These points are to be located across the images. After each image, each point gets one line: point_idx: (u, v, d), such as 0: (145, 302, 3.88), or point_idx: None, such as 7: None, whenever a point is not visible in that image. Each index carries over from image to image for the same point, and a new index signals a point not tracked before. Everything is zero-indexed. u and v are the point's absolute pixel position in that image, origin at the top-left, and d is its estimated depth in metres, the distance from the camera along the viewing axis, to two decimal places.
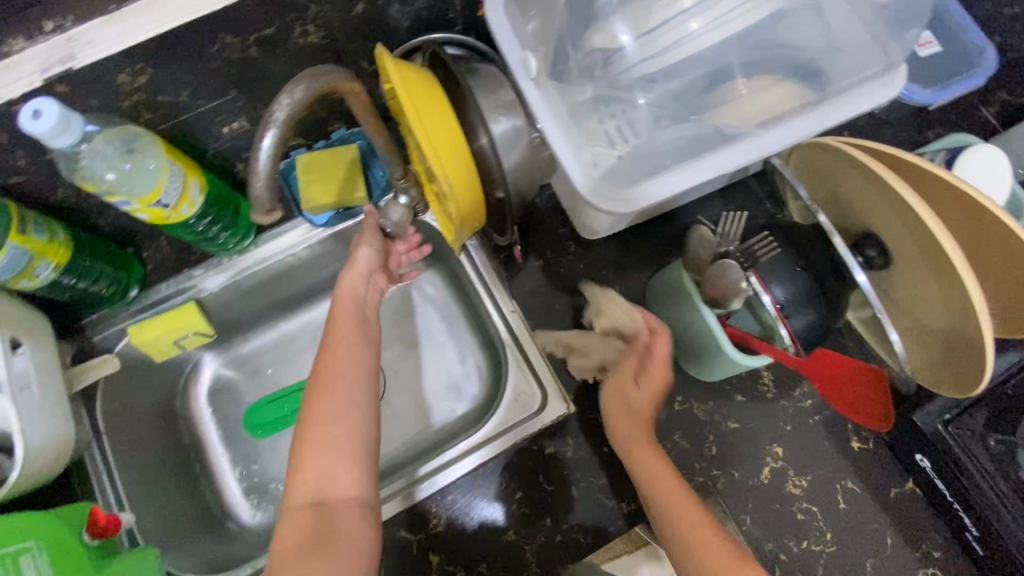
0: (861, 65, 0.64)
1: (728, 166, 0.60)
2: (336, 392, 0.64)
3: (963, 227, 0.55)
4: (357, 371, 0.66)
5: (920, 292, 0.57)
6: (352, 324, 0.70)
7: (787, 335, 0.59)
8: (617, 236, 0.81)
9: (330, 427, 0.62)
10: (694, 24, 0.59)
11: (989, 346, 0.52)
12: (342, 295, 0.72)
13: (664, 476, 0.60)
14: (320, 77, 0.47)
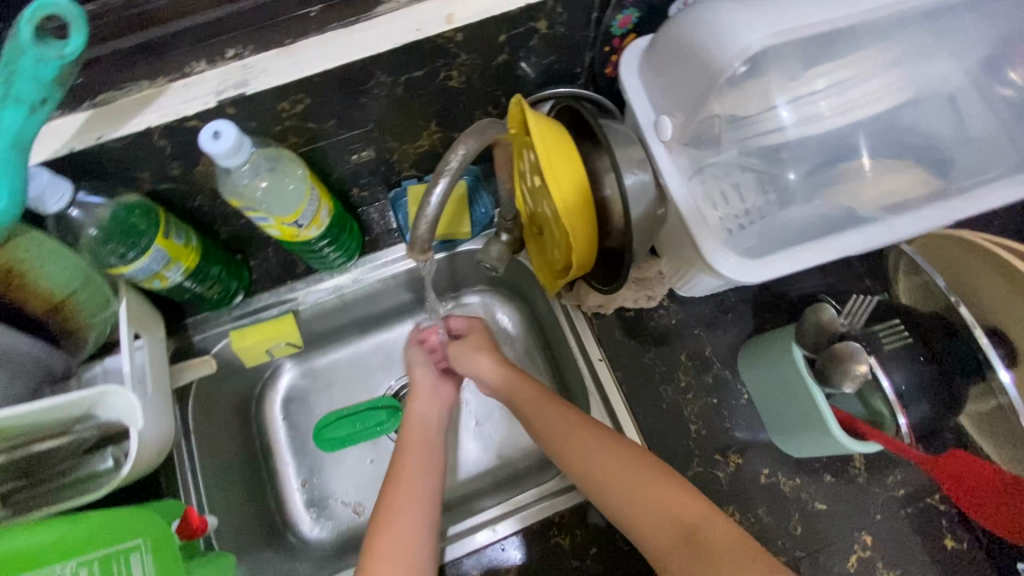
0: (993, 160, 0.64)
1: (858, 248, 0.60)
2: (401, 518, 0.66)
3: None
4: (422, 498, 0.69)
5: None
6: (418, 444, 0.75)
7: (904, 426, 0.58)
8: (711, 297, 0.80)
9: (397, 541, 0.64)
10: (824, 104, 0.61)
11: None
12: (415, 418, 0.79)
13: (569, 423, 0.69)
14: (488, 130, 0.50)
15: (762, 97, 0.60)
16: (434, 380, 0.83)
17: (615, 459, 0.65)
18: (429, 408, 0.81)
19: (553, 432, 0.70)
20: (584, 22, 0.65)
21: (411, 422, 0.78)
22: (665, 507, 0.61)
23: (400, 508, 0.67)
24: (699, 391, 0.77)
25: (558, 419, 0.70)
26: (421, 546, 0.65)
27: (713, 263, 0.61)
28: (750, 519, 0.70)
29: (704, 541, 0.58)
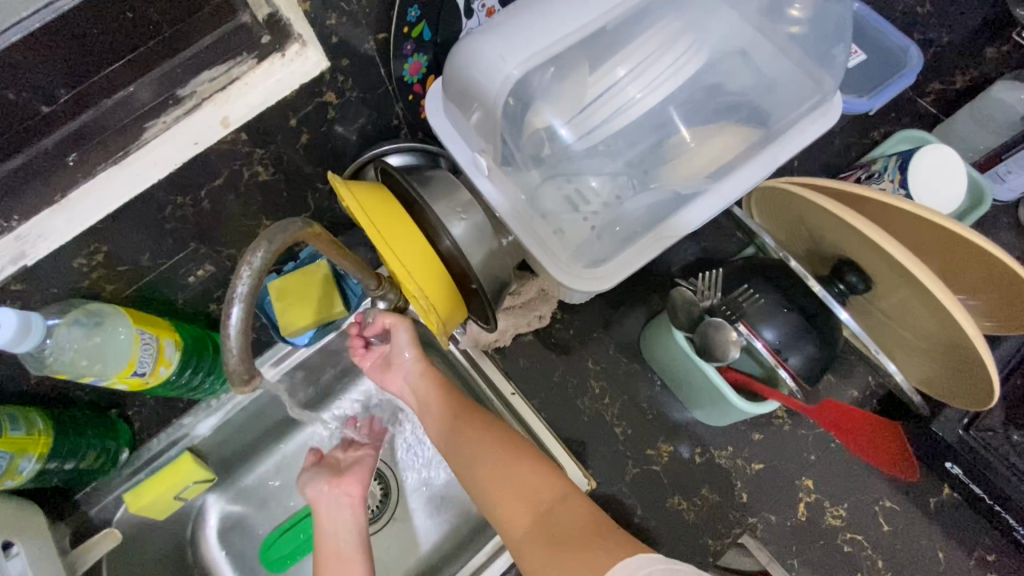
0: (799, 96, 0.65)
1: (692, 225, 0.62)
2: None
3: (936, 246, 0.55)
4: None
5: (909, 309, 0.57)
6: (344, 511, 0.71)
7: (789, 377, 0.58)
8: (601, 296, 0.80)
9: None
10: (632, 91, 0.62)
11: (992, 366, 0.51)
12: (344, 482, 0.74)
13: (452, 431, 0.68)
14: (280, 233, 0.46)
15: (567, 104, 0.62)
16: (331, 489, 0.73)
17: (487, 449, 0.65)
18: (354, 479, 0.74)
19: (458, 452, 0.67)
20: (375, 80, 0.64)
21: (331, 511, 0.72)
22: (522, 481, 0.61)
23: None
24: (614, 392, 0.76)
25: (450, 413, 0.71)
26: None
27: (572, 286, 0.61)
28: (697, 503, 0.70)
29: (556, 520, 0.57)
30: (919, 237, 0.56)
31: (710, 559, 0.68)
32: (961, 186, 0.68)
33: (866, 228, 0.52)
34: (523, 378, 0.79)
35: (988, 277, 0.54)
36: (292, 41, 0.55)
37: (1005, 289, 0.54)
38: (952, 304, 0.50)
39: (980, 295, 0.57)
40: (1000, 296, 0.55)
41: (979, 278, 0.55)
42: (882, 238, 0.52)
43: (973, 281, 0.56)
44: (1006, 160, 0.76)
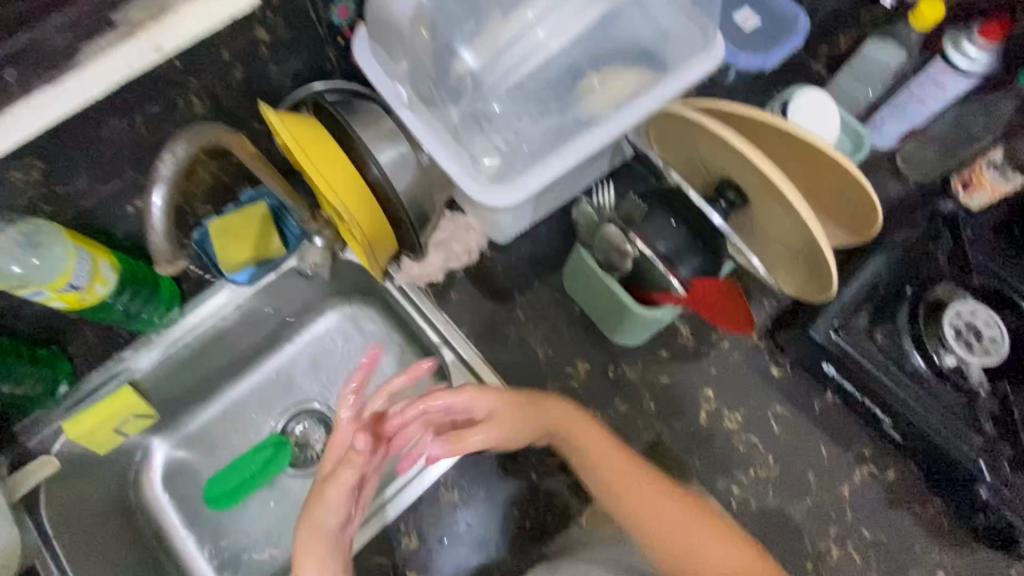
0: (688, 42, 0.73)
1: (591, 146, 0.69)
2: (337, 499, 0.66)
3: (794, 157, 0.63)
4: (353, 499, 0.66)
5: (773, 217, 0.64)
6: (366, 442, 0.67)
7: (678, 283, 0.65)
8: (527, 234, 0.86)
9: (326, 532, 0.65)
10: (541, 34, 0.69)
11: (830, 258, 0.59)
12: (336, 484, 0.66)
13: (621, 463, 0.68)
14: (201, 133, 0.51)
15: (489, 44, 0.68)
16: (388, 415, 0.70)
17: (660, 503, 0.66)
18: (338, 506, 0.65)
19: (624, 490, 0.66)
20: (306, 22, 0.69)
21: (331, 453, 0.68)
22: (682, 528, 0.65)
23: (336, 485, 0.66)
24: (538, 320, 0.83)
25: (588, 448, 0.69)
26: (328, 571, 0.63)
27: (479, 202, 0.67)
28: (609, 413, 0.77)
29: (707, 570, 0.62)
30: (780, 151, 0.63)
31: None
32: (835, 126, 0.78)
33: (731, 138, 0.59)
34: (454, 310, 0.84)
35: (835, 183, 0.62)
36: None
37: (849, 194, 0.62)
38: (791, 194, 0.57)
39: (835, 203, 0.65)
40: (846, 200, 0.63)
41: (831, 186, 0.63)
42: (743, 146, 0.59)
43: (828, 190, 0.64)
44: (881, 111, 0.85)
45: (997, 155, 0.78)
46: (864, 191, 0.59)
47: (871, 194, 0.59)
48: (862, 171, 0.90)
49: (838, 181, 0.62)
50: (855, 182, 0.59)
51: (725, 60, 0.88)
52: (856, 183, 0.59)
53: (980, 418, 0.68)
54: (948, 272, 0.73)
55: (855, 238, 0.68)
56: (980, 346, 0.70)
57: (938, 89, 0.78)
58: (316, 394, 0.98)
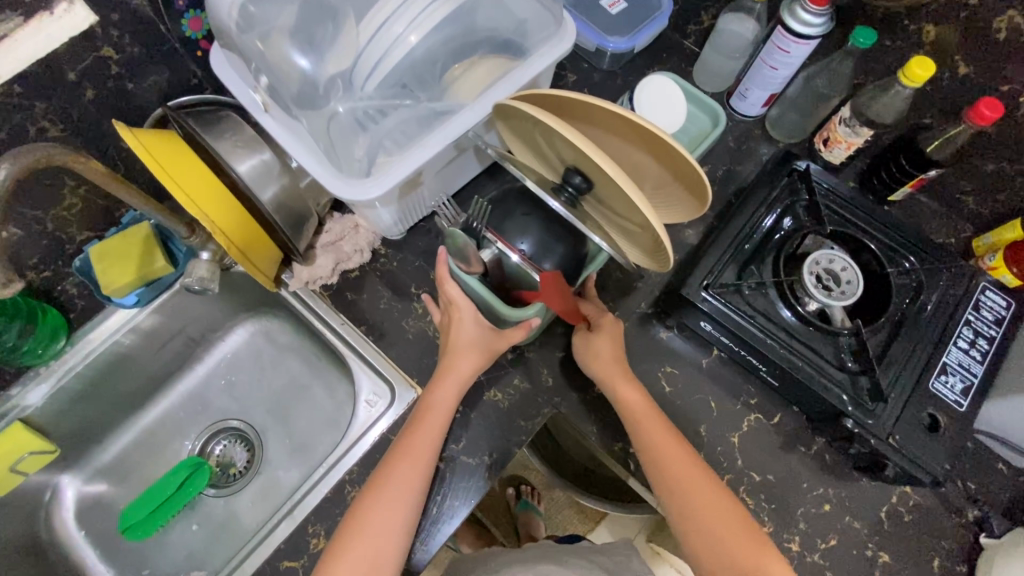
0: (544, 29, 0.76)
1: (453, 133, 0.70)
2: (402, 469, 0.68)
3: (627, 132, 0.62)
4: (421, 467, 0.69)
5: (606, 193, 0.60)
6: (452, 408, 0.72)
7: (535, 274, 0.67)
8: (419, 228, 0.87)
9: (399, 486, 0.67)
10: (396, 25, 0.68)
11: (654, 221, 0.54)
12: (431, 426, 0.71)
13: (698, 478, 0.68)
14: (30, 151, 0.51)
15: (349, 45, 0.69)
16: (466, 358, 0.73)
17: (690, 473, 0.68)
18: (418, 464, 0.69)
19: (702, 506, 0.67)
20: (155, 36, 0.69)
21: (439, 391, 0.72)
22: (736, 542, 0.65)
23: (417, 444, 0.70)
24: None
25: (648, 419, 0.70)
26: (394, 534, 0.66)
27: (339, 195, 0.68)
28: (509, 392, 0.79)
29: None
30: (614, 128, 0.63)
31: (523, 437, 0.78)
32: (682, 102, 0.81)
33: (543, 116, 0.57)
34: (352, 310, 0.84)
35: (668, 152, 0.61)
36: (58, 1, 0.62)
37: (679, 164, 0.62)
38: (594, 156, 0.54)
39: (677, 175, 0.65)
40: (682, 171, 0.63)
41: (666, 159, 0.63)
42: (554, 122, 0.56)
43: (668, 162, 0.63)
44: (744, 81, 0.90)
45: (845, 112, 0.83)
46: (684, 157, 0.59)
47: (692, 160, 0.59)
48: (735, 138, 0.95)
49: (667, 152, 0.61)
50: (674, 150, 0.60)
51: (595, 45, 0.92)
52: (672, 145, 0.59)
53: (842, 357, 0.73)
54: (808, 224, 0.79)
55: (700, 208, 0.68)
56: (838, 289, 0.75)
57: (784, 54, 0.81)
58: (234, 411, 0.98)
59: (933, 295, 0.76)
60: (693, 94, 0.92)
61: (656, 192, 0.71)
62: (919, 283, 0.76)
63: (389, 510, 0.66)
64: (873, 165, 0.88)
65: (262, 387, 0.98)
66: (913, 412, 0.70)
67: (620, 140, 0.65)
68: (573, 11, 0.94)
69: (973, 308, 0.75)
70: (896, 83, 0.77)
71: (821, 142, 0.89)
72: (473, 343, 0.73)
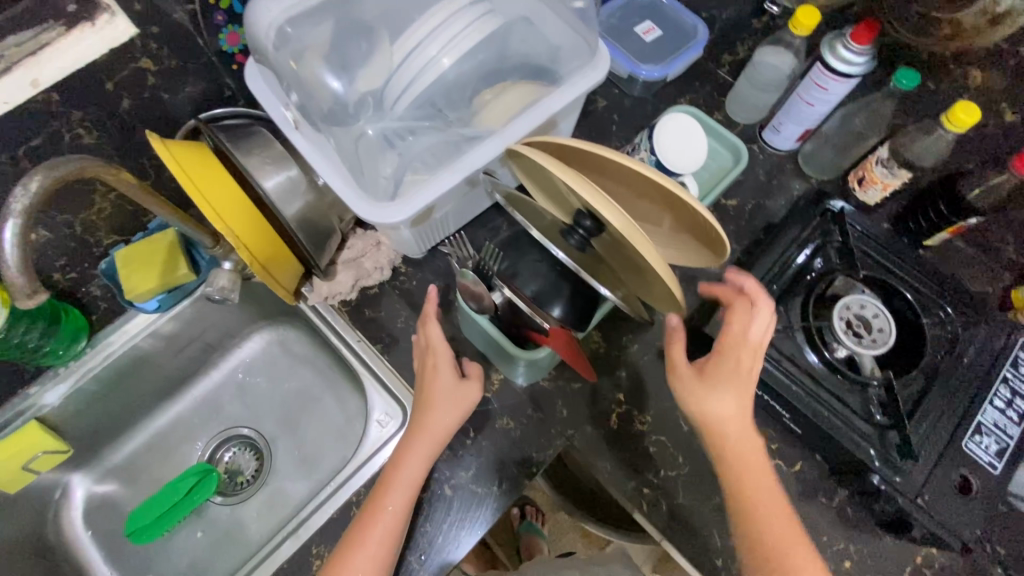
0: (578, 57, 0.75)
1: (481, 159, 0.69)
2: (374, 528, 0.64)
3: (640, 182, 0.62)
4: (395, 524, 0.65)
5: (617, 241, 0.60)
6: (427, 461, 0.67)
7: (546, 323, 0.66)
8: (441, 247, 0.87)
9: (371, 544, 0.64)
10: (431, 48, 0.68)
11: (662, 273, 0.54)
12: (407, 478, 0.66)
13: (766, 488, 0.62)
14: (62, 165, 0.51)
15: (383, 65, 0.69)
16: (444, 408, 0.68)
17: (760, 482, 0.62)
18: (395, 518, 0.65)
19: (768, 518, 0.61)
20: (192, 48, 0.70)
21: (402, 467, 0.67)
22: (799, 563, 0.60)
23: (390, 498, 0.66)
24: (454, 332, 0.83)
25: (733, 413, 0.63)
26: None
27: (363, 216, 0.67)
28: (522, 421, 0.78)
29: None
30: (626, 177, 0.63)
31: (534, 469, 0.76)
32: (702, 140, 0.79)
33: (551, 164, 0.57)
34: (369, 327, 0.84)
35: (680, 203, 0.61)
36: (101, 11, 0.64)
37: (692, 215, 0.62)
38: (601, 207, 0.55)
39: (691, 226, 0.64)
40: (696, 222, 0.62)
41: (681, 209, 0.62)
42: (562, 171, 0.56)
43: (681, 212, 0.63)
44: (778, 115, 0.88)
45: (883, 152, 0.80)
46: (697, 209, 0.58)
47: (705, 213, 0.58)
48: (765, 171, 0.92)
49: (680, 203, 0.61)
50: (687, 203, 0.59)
51: (627, 71, 0.91)
52: (683, 197, 0.59)
53: (870, 408, 0.70)
54: (840, 266, 0.77)
55: (715, 260, 0.66)
56: (869, 337, 0.73)
57: (822, 91, 0.79)
58: (245, 419, 0.98)
59: (969, 349, 0.73)
60: (715, 130, 0.90)
61: (670, 239, 0.70)
62: (954, 335, 0.74)
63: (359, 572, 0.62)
64: (912, 207, 0.85)
65: (274, 396, 0.98)
66: (943, 472, 0.67)
67: (633, 189, 0.65)
68: (608, 37, 0.93)
69: (1011, 365, 0.73)
70: (940, 127, 0.75)
71: (855, 181, 0.86)
72: (450, 394, 0.68)
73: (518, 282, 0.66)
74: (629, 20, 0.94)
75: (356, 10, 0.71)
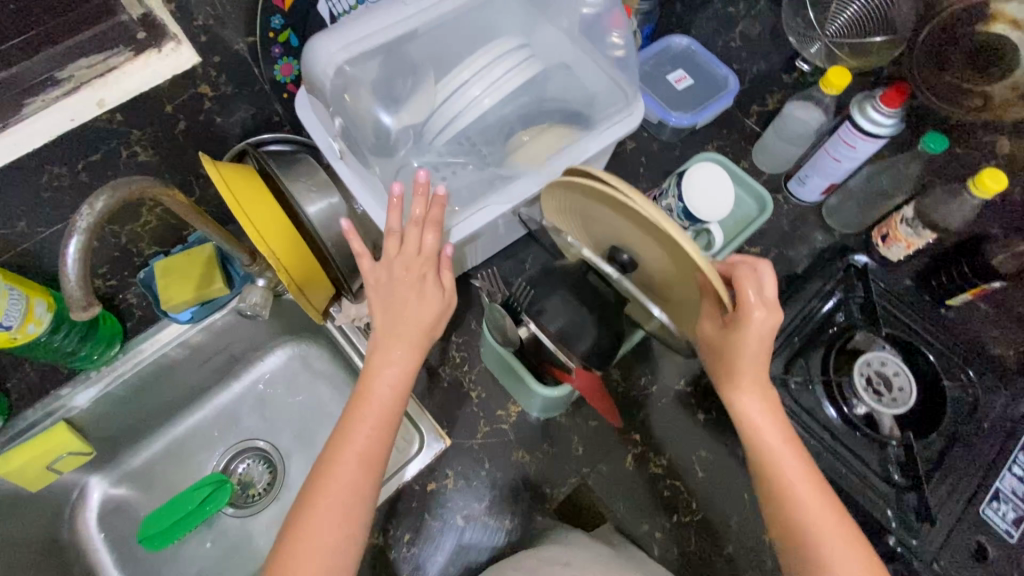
0: (613, 104, 0.78)
1: (516, 197, 0.72)
2: (347, 447, 0.61)
3: None
4: (371, 441, 0.61)
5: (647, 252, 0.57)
6: (405, 370, 0.64)
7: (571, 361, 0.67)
8: (467, 276, 0.88)
9: (345, 463, 0.60)
10: (473, 88, 0.71)
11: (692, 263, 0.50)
12: (384, 390, 0.63)
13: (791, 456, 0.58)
14: (127, 185, 0.54)
15: (427, 101, 0.72)
16: (420, 300, 0.65)
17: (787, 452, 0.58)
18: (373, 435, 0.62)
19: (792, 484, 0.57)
20: (248, 77, 0.74)
21: (371, 399, 0.62)
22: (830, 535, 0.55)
23: (364, 414, 0.62)
24: (474, 361, 0.84)
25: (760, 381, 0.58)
26: (343, 520, 0.58)
27: None
28: (538, 455, 0.79)
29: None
30: None
31: (547, 505, 0.76)
32: (730, 189, 0.81)
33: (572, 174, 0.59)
34: None
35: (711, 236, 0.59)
36: (167, 39, 0.67)
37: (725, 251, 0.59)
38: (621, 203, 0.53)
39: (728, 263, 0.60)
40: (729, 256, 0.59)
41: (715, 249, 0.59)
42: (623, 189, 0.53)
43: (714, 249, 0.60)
44: (805, 167, 0.89)
45: (907, 211, 0.81)
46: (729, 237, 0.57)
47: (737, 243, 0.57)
48: (789, 221, 0.93)
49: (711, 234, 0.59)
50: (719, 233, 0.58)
51: (658, 117, 0.94)
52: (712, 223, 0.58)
53: (888, 467, 0.70)
54: (862, 322, 0.78)
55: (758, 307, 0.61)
56: (889, 395, 0.73)
57: (849, 148, 0.80)
58: (261, 431, 0.99)
59: (989, 414, 0.73)
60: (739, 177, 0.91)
61: None
62: (977, 399, 0.74)
63: (334, 492, 0.58)
64: (934, 267, 0.84)
65: (292, 411, 1.00)
66: (962, 537, 0.67)
67: None
68: (640, 83, 0.96)
69: None
70: (966, 193, 0.76)
71: (879, 237, 0.86)
72: (429, 298, 0.65)
73: (545, 317, 0.67)
74: (662, 68, 0.97)
75: (406, 47, 0.73)
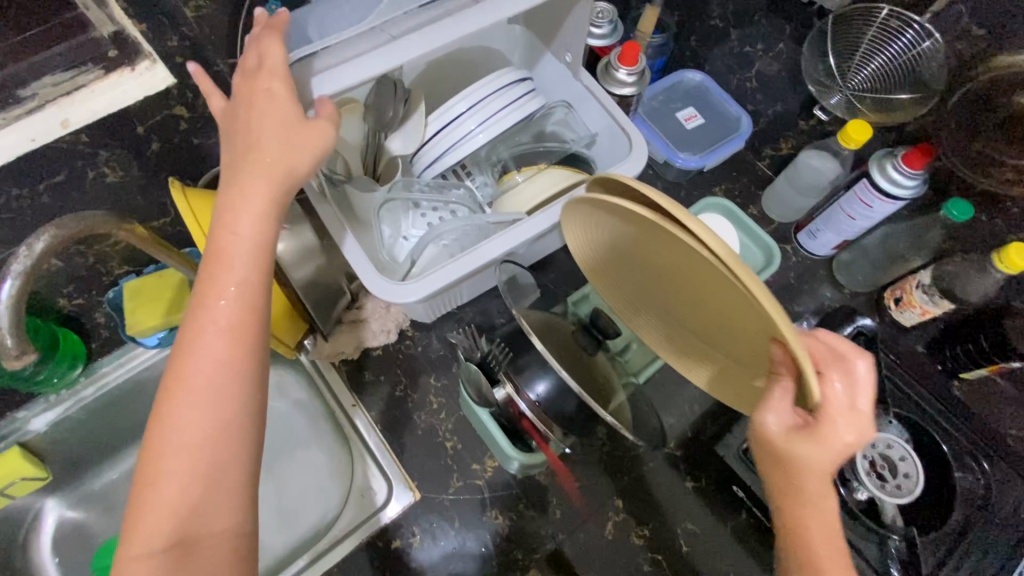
0: (615, 149, 0.73)
1: (500, 246, 0.65)
2: (200, 345, 0.44)
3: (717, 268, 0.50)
4: (229, 336, 0.45)
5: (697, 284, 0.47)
6: (259, 222, 0.46)
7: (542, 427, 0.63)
8: (452, 315, 0.84)
9: (199, 373, 0.44)
10: (467, 123, 0.67)
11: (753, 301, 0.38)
12: (240, 252, 0.45)
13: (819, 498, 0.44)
14: (74, 222, 0.50)
15: (417, 133, 0.69)
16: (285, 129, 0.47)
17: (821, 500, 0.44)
18: (228, 321, 0.45)
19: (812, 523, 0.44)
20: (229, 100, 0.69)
21: (231, 259, 0.45)
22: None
23: (217, 299, 0.45)
24: (452, 409, 0.79)
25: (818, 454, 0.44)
26: (205, 453, 0.43)
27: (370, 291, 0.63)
28: (512, 516, 0.74)
29: None
30: None
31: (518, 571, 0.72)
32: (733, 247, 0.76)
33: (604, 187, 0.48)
34: (366, 392, 0.81)
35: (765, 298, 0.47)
36: (144, 59, 0.65)
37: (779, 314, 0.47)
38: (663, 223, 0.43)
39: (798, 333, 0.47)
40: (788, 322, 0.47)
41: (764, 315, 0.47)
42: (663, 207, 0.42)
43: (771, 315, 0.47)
44: (816, 220, 0.83)
45: (925, 276, 0.76)
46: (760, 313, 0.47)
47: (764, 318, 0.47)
48: (796, 275, 0.87)
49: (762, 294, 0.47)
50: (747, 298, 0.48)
51: (663, 156, 0.88)
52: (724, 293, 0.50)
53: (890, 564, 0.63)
54: None
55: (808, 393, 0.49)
56: (893, 482, 0.68)
57: (865, 207, 0.75)
58: None
59: (1003, 510, 0.68)
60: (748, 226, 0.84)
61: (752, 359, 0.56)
62: (988, 491, 0.69)
63: (183, 410, 0.43)
64: (949, 339, 0.78)
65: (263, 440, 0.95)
66: None
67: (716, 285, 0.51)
68: (648, 119, 0.91)
69: None
70: (992, 267, 0.71)
71: (892, 300, 0.81)
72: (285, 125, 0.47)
73: (522, 378, 0.63)
74: (672, 104, 0.92)
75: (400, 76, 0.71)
